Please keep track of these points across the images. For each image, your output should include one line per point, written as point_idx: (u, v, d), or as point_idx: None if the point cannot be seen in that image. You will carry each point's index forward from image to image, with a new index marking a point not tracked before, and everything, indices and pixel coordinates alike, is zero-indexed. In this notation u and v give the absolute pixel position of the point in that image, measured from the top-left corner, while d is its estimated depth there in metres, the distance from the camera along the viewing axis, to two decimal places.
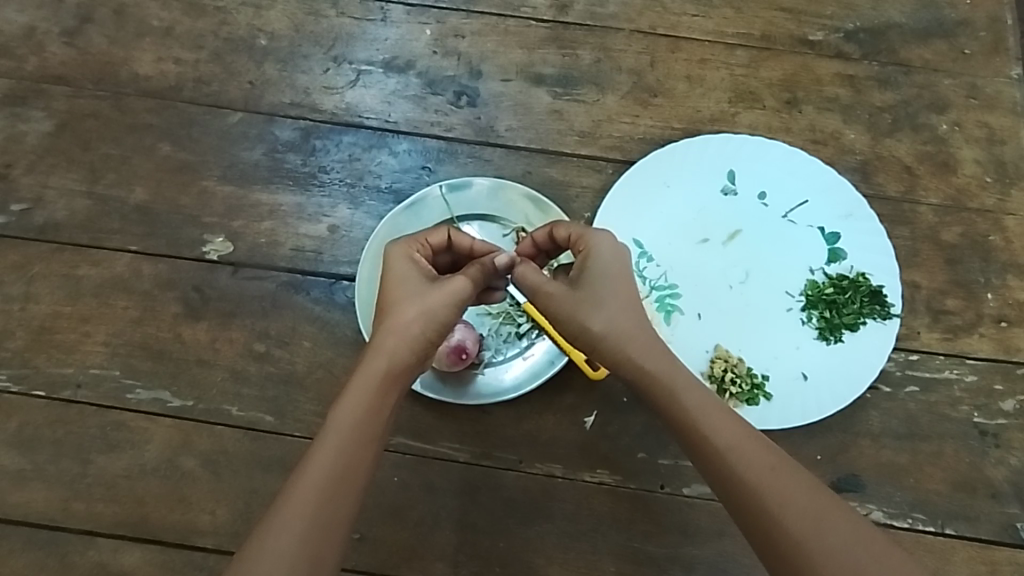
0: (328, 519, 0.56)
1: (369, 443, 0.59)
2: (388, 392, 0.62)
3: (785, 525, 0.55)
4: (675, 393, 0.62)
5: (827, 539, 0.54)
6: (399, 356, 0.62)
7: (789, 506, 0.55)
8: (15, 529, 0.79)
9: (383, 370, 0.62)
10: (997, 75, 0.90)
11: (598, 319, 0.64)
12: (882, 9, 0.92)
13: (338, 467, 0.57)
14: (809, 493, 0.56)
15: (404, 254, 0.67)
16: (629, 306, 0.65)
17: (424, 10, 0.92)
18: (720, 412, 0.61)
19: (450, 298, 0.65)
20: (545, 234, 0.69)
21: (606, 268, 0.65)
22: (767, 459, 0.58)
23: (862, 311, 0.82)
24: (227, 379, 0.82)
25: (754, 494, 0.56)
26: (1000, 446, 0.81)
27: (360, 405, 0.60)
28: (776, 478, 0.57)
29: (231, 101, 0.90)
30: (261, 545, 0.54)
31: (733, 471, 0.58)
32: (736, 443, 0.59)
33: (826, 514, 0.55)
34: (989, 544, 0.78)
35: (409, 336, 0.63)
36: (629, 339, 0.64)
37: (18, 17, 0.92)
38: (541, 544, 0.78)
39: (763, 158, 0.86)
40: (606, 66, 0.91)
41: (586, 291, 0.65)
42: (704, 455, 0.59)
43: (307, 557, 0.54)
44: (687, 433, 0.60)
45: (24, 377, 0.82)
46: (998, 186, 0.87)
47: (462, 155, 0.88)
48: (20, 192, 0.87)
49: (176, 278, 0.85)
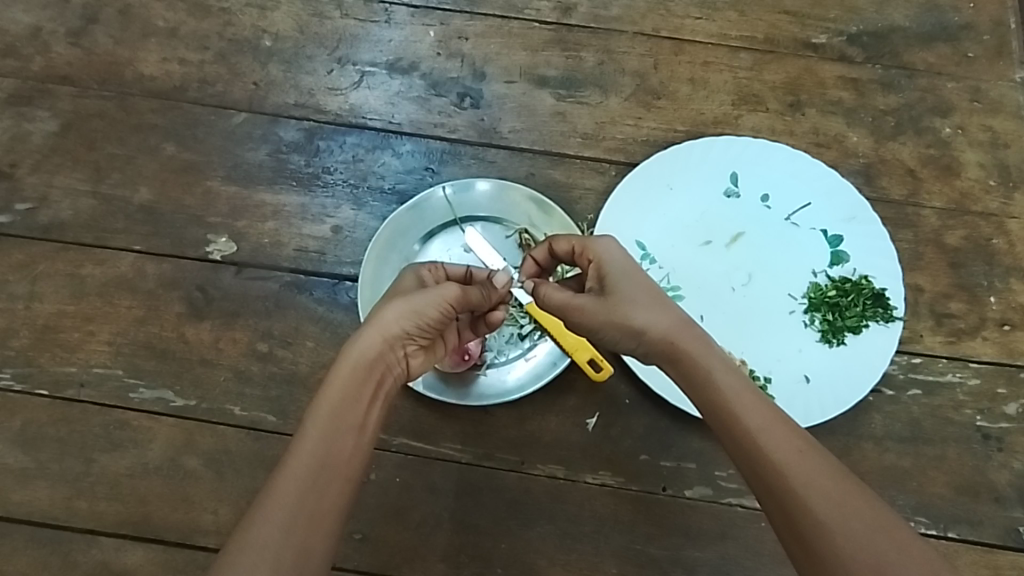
0: (313, 510, 0.55)
1: (351, 432, 0.59)
2: (365, 381, 0.62)
3: (807, 506, 0.53)
4: (711, 376, 0.60)
5: (848, 522, 0.52)
6: (375, 344, 0.63)
7: (814, 488, 0.54)
8: (17, 528, 0.79)
9: (359, 358, 0.62)
10: (1001, 79, 0.90)
11: (639, 316, 0.63)
12: (886, 12, 0.93)
13: (320, 457, 0.57)
14: (833, 477, 0.54)
15: (416, 279, 0.71)
16: (658, 302, 0.64)
17: (428, 12, 0.93)
18: (752, 396, 0.59)
19: (437, 296, 0.66)
20: (546, 251, 0.71)
21: (623, 268, 0.66)
22: (794, 441, 0.56)
23: (865, 313, 0.82)
24: (230, 379, 0.82)
25: (780, 475, 0.55)
26: (1003, 449, 0.81)
27: (339, 394, 0.60)
28: (803, 461, 0.55)
29: (235, 102, 0.90)
30: (244, 537, 0.53)
31: (760, 452, 0.56)
32: (766, 425, 0.57)
33: (850, 499, 0.53)
34: (992, 548, 0.78)
35: (386, 326, 0.64)
36: (671, 334, 0.62)
37: (24, 17, 0.92)
38: (543, 545, 0.78)
39: (766, 160, 0.86)
40: (609, 68, 0.91)
41: (614, 294, 0.64)
42: (733, 435, 0.58)
43: (293, 547, 0.53)
44: (719, 415, 0.59)
45: (28, 376, 0.82)
46: (1002, 190, 0.87)
47: (466, 156, 0.88)
48: (25, 191, 0.87)
49: (180, 278, 0.85)
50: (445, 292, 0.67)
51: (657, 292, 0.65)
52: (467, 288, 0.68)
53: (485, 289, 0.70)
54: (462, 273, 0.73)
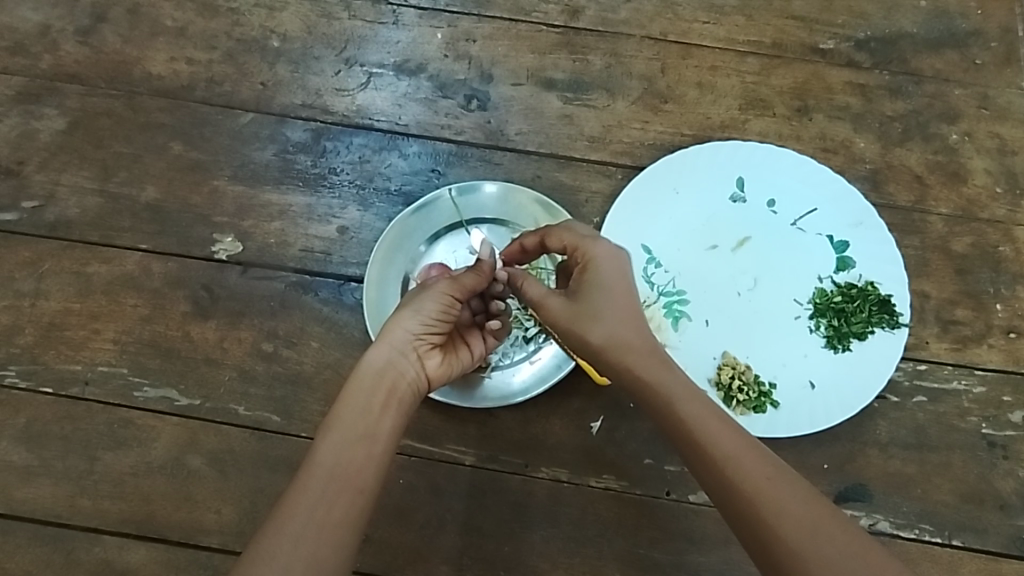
0: (323, 520, 0.56)
1: (362, 442, 0.61)
2: (375, 391, 0.64)
3: (780, 533, 0.55)
4: (674, 402, 0.62)
5: (821, 548, 0.54)
6: (381, 354, 0.66)
7: (785, 513, 0.55)
8: (21, 525, 0.79)
9: (365, 371, 0.65)
10: (1009, 86, 0.90)
11: (598, 331, 0.65)
12: (894, 18, 0.92)
13: (332, 469, 0.59)
14: (803, 502, 0.56)
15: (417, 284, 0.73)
16: (630, 320, 0.65)
17: (436, 14, 0.93)
18: (719, 422, 0.61)
19: (434, 293, 0.69)
20: (539, 240, 0.71)
21: (603, 278, 0.67)
22: (763, 468, 0.58)
23: (871, 320, 0.82)
24: (235, 378, 0.82)
25: (751, 503, 0.57)
26: (1008, 457, 0.80)
27: (349, 406, 0.63)
28: (773, 486, 0.57)
29: (243, 102, 0.90)
30: (258, 545, 0.55)
31: (730, 479, 0.58)
32: (734, 453, 0.59)
33: (823, 523, 0.55)
34: (996, 556, 0.78)
35: (389, 334, 0.67)
36: (630, 351, 0.64)
37: (32, 15, 0.93)
38: (546, 549, 0.78)
39: (773, 165, 0.86)
40: (617, 72, 0.91)
41: (586, 302, 0.66)
42: (704, 463, 0.60)
43: (303, 556, 0.54)
44: (687, 442, 0.61)
45: (33, 373, 0.82)
46: (1009, 197, 0.87)
47: (473, 158, 0.88)
48: (31, 189, 0.88)
49: (186, 277, 0.85)
50: (438, 287, 0.69)
51: (631, 308, 0.66)
52: (459, 276, 0.70)
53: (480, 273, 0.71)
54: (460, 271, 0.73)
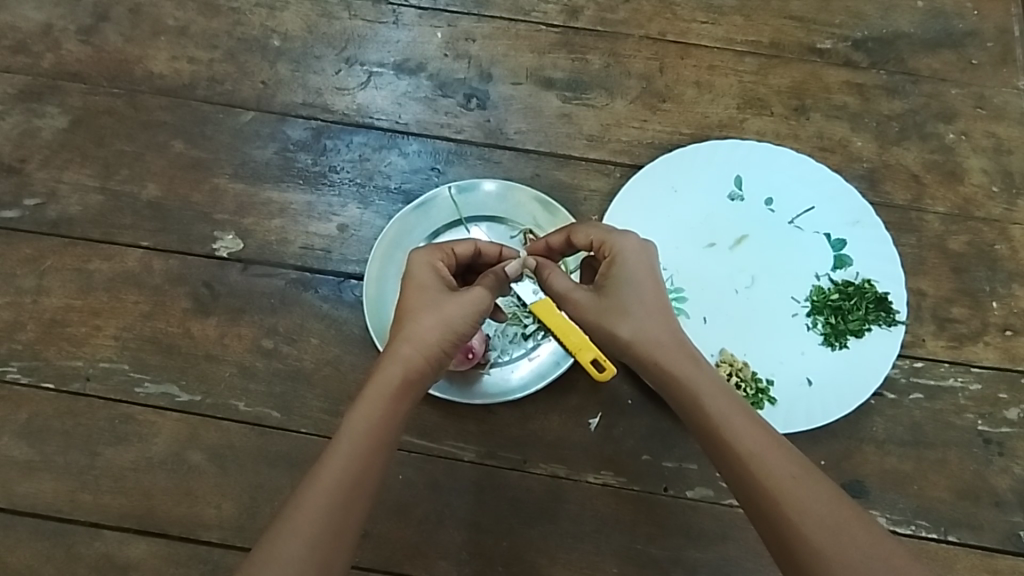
0: (337, 527, 0.57)
1: (383, 450, 0.60)
2: (403, 401, 0.62)
3: (803, 533, 0.56)
4: (698, 397, 0.63)
5: (844, 550, 0.55)
6: (415, 364, 0.63)
7: (809, 514, 0.56)
8: (22, 520, 0.79)
9: (397, 380, 0.62)
10: (1005, 85, 0.91)
11: (625, 327, 0.65)
12: (891, 18, 0.93)
13: (350, 471, 0.58)
14: (828, 504, 0.57)
15: (428, 263, 0.68)
16: (657, 315, 0.66)
17: (436, 14, 0.93)
18: (744, 419, 0.62)
19: (468, 305, 0.66)
20: (565, 238, 0.72)
21: (631, 271, 0.66)
22: (789, 467, 0.59)
23: (868, 317, 0.82)
24: (235, 374, 0.83)
25: (775, 501, 0.57)
26: (1004, 454, 0.81)
27: (376, 412, 0.60)
28: (797, 486, 0.58)
29: (243, 101, 0.91)
30: (273, 547, 0.55)
31: (754, 476, 0.59)
32: (759, 450, 0.60)
33: (846, 526, 0.56)
34: (992, 552, 0.78)
35: (423, 342, 0.63)
36: (658, 345, 0.65)
37: (35, 14, 0.93)
38: (545, 545, 0.79)
39: (771, 165, 0.87)
40: (615, 71, 0.91)
41: (614, 297, 0.66)
42: (728, 459, 0.60)
43: (315, 562, 0.55)
44: (711, 437, 0.61)
45: (35, 368, 0.83)
46: (1005, 196, 0.87)
47: (472, 156, 0.89)
48: (33, 186, 0.88)
49: (186, 273, 0.86)
50: (473, 297, 0.66)
51: (659, 302, 0.66)
52: (489, 285, 0.68)
53: (498, 276, 0.69)
54: (471, 251, 0.71)
